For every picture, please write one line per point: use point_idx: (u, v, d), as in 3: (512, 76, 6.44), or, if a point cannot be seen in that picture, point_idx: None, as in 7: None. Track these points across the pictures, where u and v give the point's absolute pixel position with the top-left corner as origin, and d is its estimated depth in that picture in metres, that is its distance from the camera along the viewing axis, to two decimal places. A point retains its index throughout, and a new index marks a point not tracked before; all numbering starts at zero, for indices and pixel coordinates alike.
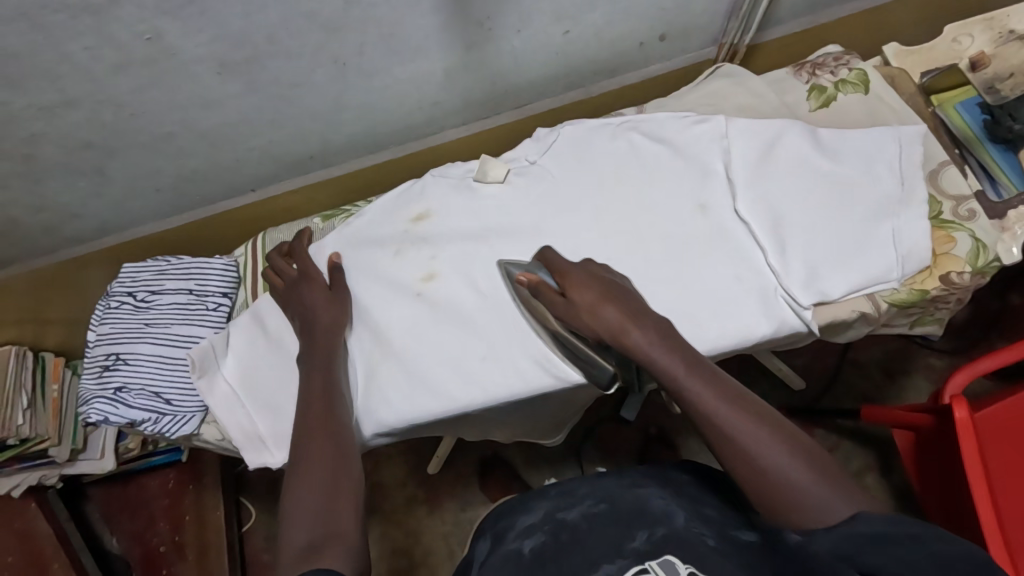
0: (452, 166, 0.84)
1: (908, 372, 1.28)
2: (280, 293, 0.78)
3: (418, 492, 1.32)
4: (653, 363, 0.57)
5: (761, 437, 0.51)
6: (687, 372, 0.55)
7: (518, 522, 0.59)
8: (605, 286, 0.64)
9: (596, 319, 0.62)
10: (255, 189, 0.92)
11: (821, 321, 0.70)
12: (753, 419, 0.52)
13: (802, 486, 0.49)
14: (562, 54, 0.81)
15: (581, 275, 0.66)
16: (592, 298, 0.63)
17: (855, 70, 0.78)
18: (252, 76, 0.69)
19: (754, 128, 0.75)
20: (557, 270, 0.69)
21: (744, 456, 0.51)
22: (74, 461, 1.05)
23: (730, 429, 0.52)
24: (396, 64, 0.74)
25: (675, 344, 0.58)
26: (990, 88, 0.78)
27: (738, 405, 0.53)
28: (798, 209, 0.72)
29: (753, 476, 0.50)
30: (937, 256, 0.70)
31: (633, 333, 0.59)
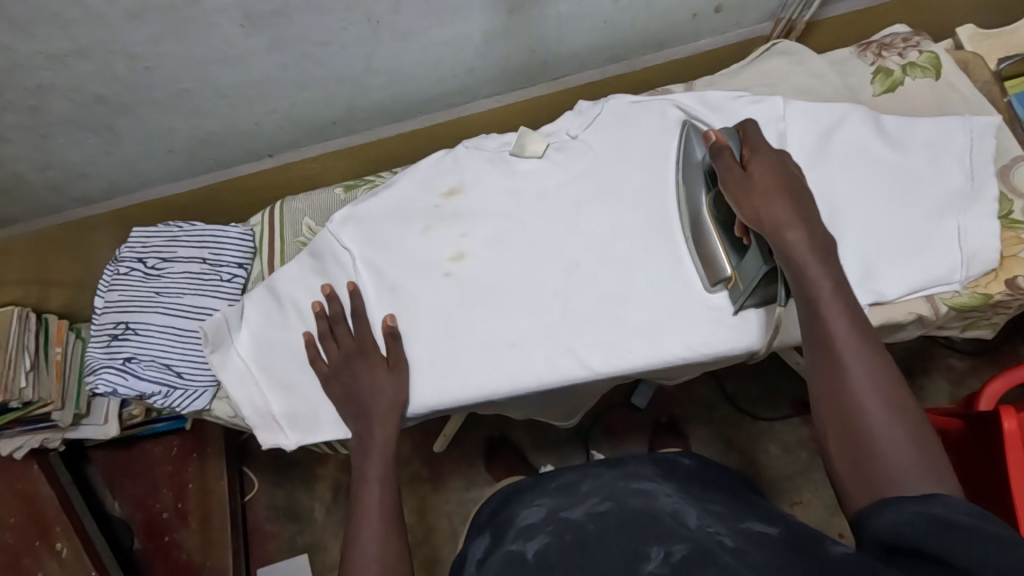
0: (486, 137, 0.79)
1: (930, 373, 1.24)
2: (333, 362, 0.71)
3: (422, 470, 1.29)
4: (801, 266, 0.54)
5: (875, 390, 0.49)
6: (834, 291, 0.53)
7: (519, 518, 0.56)
8: (790, 178, 0.59)
9: (761, 202, 0.58)
10: (272, 154, 0.87)
11: (875, 322, 0.66)
12: (881, 373, 0.50)
13: (900, 456, 0.46)
14: (610, 22, 0.75)
15: (771, 158, 0.60)
16: (772, 185, 0.58)
17: (926, 53, 0.72)
18: (279, 32, 0.64)
19: (813, 111, 0.70)
20: (749, 141, 0.62)
21: (848, 400, 0.50)
22: (76, 427, 1.01)
23: (850, 371, 0.50)
24: (432, 25, 0.68)
25: (835, 266, 0.55)
26: None
27: (870, 349, 0.51)
28: (853, 201, 0.67)
29: (848, 412, 0.49)
30: (1004, 259, 0.65)
31: (795, 235, 0.55)
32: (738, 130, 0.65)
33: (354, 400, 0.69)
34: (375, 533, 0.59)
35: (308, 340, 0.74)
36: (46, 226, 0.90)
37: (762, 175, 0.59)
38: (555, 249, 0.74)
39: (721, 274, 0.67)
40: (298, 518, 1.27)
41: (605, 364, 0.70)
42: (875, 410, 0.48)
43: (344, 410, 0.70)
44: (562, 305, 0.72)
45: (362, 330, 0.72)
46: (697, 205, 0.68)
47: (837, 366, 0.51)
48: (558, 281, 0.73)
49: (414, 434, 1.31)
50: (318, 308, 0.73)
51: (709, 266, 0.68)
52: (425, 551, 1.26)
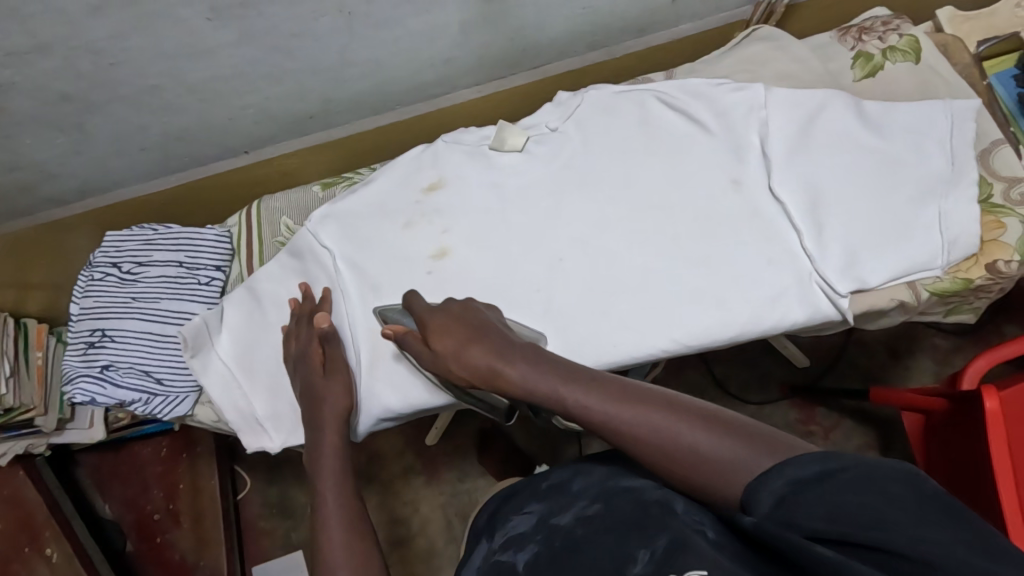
0: (465, 131, 0.78)
1: (915, 353, 1.25)
2: (290, 361, 0.71)
3: (414, 464, 1.29)
4: (541, 395, 0.54)
5: (673, 424, 0.47)
6: (566, 386, 0.53)
7: (510, 524, 0.58)
8: (468, 326, 0.61)
9: (466, 363, 0.58)
10: (249, 150, 0.85)
11: (858, 310, 0.66)
12: (657, 411, 0.48)
13: (726, 457, 0.44)
14: (589, 8, 0.74)
15: (438, 317, 0.63)
16: (455, 342, 0.60)
17: (906, 37, 0.71)
18: (248, 23, 0.62)
19: (794, 99, 0.70)
20: (419, 314, 0.65)
21: (666, 451, 0.46)
22: (62, 431, 0.99)
23: (639, 435, 0.48)
24: (407, 14, 0.66)
25: (559, 366, 0.55)
26: None
27: (629, 405, 0.49)
28: (837, 189, 0.68)
29: (678, 468, 0.46)
30: (985, 243, 0.65)
31: (512, 368, 0.56)
32: (408, 305, 0.69)
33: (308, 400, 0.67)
34: (338, 539, 0.56)
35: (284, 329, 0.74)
36: (21, 228, 0.88)
37: (446, 341, 0.61)
38: (535, 241, 0.73)
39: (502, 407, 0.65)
40: (292, 515, 1.27)
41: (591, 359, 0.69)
42: (686, 437, 0.46)
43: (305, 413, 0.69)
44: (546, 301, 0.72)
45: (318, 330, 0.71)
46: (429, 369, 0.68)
47: (636, 442, 0.48)
48: (541, 277, 0.72)
49: (406, 428, 1.31)
50: (292, 305, 0.73)
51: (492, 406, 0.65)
52: (420, 543, 1.26)
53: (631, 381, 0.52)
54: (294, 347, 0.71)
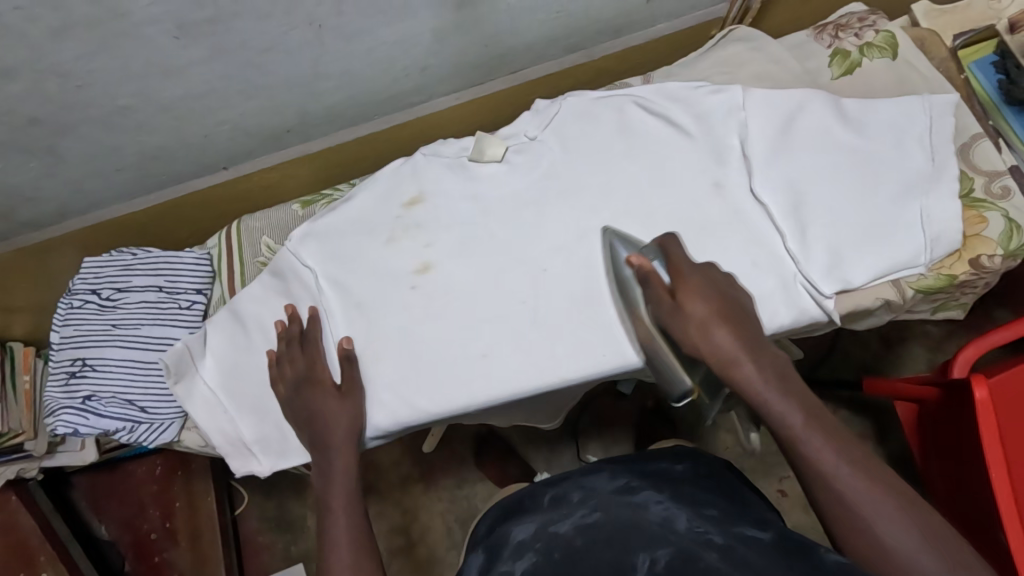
0: (444, 143, 0.77)
1: (908, 341, 1.26)
2: (286, 384, 0.70)
3: (413, 472, 1.29)
4: (767, 407, 0.54)
5: (883, 512, 0.50)
6: (812, 425, 0.53)
7: (511, 539, 0.56)
8: (724, 302, 0.57)
9: (705, 341, 0.55)
10: (228, 166, 0.83)
11: (843, 309, 0.66)
12: (892, 499, 0.51)
13: (916, 561, 0.49)
14: (564, 12, 0.73)
15: (696, 277, 0.58)
16: (706, 313, 0.56)
17: (882, 33, 0.71)
18: (216, 40, 0.61)
19: (773, 99, 0.69)
20: (674, 261, 0.60)
21: (864, 529, 0.50)
22: (53, 454, 0.97)
23: (860, 508, 0.50)
24: (379, 25, 0.65)
25: (794, 389, 0.55)
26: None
27: (869, 477, 0.51)
28: (819, 190, 0.67)
29: (869, 548, 0.50)
30: (968, 239, 0.65)
31: (748, 370, 0.54)
32: (658, 244, 0.62)
33: (311, 423, 0.68)
34: (346, 564, 0.59)
35: (270, 360, 0.72)
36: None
37: (695, 304, 0.56)
38: (518, 252, 0.72)
39: (681, 386, 0.60)
40: (292, 529, 1.26)
41: (578, 368, 0.69)
42: (891, 534, 0.49)
43: (304, 434, 0.69)
44: (532, 311, 0.71)
45: (314, 351, 0.71)
46: (637, 310, 0.63)
47: (847, 507, 0.51)
48: (525, 288, 0.72)
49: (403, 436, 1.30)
50: (278, 328, 0.72)
51: (669, 377, 0.61)
52: (422, 550, 1.26)
53: (864, 447, 0.53)
54: (300, 366, 0.70)
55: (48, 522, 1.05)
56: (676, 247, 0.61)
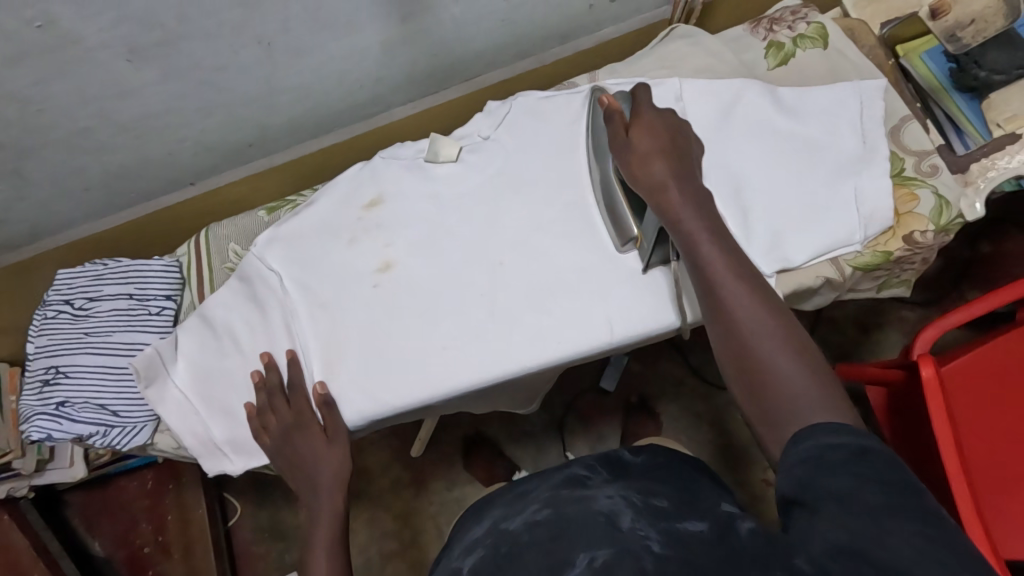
0: (400, 146, 0.80)
1: (884, 327, 1.29)
2: (272, 435, 0.72)
3: (403, 476, 1.30)
4: (681, 224, 0.58)
5: (767, 334, 0.52)
6: (715, 245, 0.57)
7: (467, 537, 0.60)
8: (667, 141, 0.62)
9: (640, 167, 0.61)
10: (195, 182, 0.86)
11: (785, 289, 0.68)
12: (771, 317, 0.53)
13: (785, 380, 0.50)
14: (508, 21, 0.76)
15: (654, 118, 0.62)
16: (650, 147, 0.61)
17: (813, 24, 0.74)
18: (168, 62, 0.63)
19: (711, 91, 0.72)
20: (636, 101, 0.64)
21: (746, 343, 0.53)
22: (43, 471, 0.99)
23: (742, 320, 0.53)
24: (327, 40, 0.68)
25: (713, 219, 0.59)
26: (951, 36, 0.74)
27: (757, 295, 0.54)
28: (760, 174, 0.70)
29: (741, 352, 0.53)
30: (900, 216, 0.67)
31: (675, 196, 0.59)
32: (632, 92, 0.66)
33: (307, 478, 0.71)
34: None
35: (249, 411, 0.73)
36: None
37: (643, 140, 0.61)
38: (470, 236, 0.75)
39: (628, 233, 0.70)
40: (283, 537, 1.27)
41: (535, 357, 0.71)
42: (761, 341, 0.52)
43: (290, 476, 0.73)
44: (488, 304, 0.73)
45: (300, 403, 0.72)
46: (606, 169, 0.70)
47: (727, 312, 0.54)
48: (481, 282, 0.74)
49: (392, 441, 1.32)
50: (256, 378, 0.73)
51: (618, 224, 0.70)
52: (414, 553, 1.27)
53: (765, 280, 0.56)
54: (283, 419, 0.72)
55: (41, 540, 1.06)
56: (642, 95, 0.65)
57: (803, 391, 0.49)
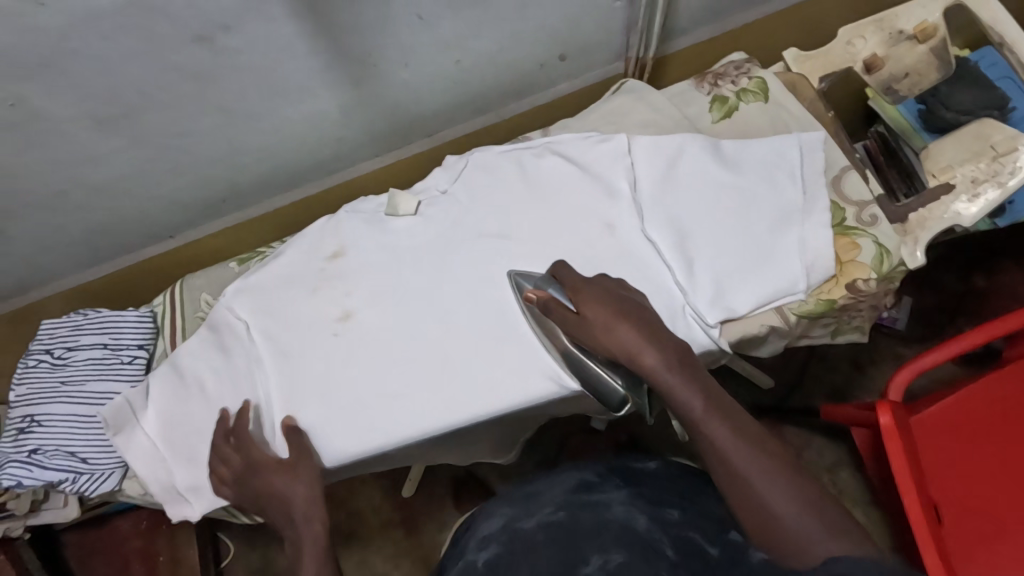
0: (364, 200, 0.84)
1: (880, 364, 1.26)
2: (229, 483, 0.72)
3: (395, 515, 1.29)
4: (670, 391, 0.54)
5: (779, 488, 0.50)
6: (708, 408, 0.53)
7: (479, 529, 0.61)
8: (621, 304, 0.60)
9: (608, 338, 0.58)
10: (173, 235, 0.90)
11: (729, 338, 0.69)
12: (779, 470, 0.50)
13: (806, 535, 0.48)
14: (461, 83, 0.78)
15: (593, 292, 0.62)
16: (606, 316, 0.59)
17: (755, 79, 0.76)
18: (134, 130, 0.68)
19: (654, 145, 0.74)
20: (571, 287, 0.64)
21: (756, 501, 0.50)
22: (38, 512, 1.01)
23: (747, 475, 0.50)
24: (285, 105, 0.71)
25: (696, 373, 0.55)
26: (887, 89, 0.81)
27: (757, 449, 0.51)
28: (704, 224, 0.71)
29: (764, 523, 0.49)
30: (843, 264, 0.68)
31: (647, 354, 0.56)
32: (553, 274, 0.69)
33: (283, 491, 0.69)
34: None
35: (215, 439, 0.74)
36: None
37: (595, 312, 0.60)
38: (429, 308, 0.77)
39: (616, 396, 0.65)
40: None
41: (487, 407, 0.72)
42: (779, 504, 0.49)
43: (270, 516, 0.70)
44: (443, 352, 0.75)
45: (246, 442, 0.73)
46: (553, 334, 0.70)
47: (743, 483, 0.50)
48: (435, 332, 0.76)
49: (382, 480, 1.31)
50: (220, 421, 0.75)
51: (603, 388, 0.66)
52: None
53: (760, 427, 0.53)
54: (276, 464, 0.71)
55: None
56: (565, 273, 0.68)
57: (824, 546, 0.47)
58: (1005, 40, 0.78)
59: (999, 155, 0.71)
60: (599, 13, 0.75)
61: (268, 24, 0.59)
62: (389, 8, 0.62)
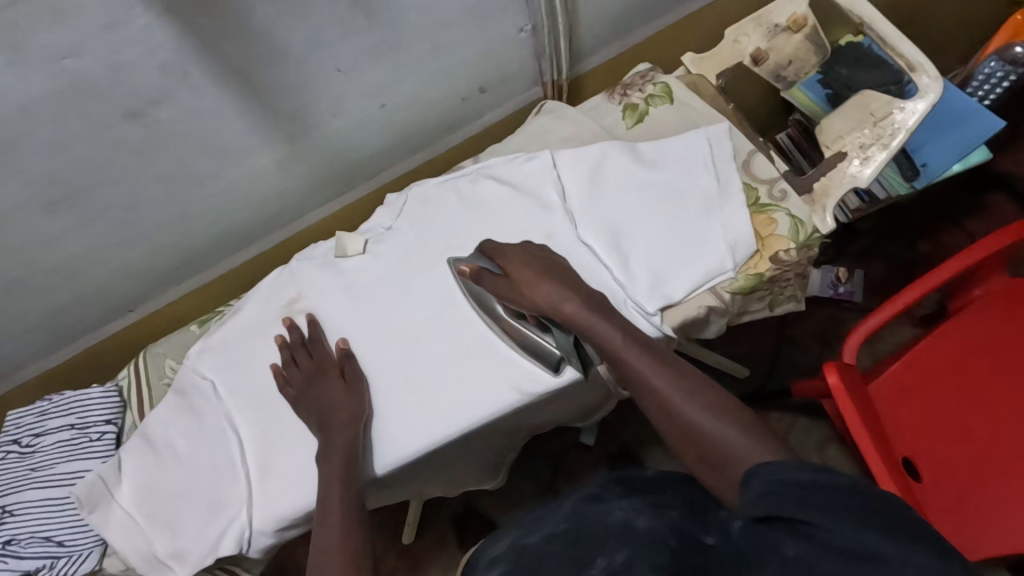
0: (314, 247, 0.87)
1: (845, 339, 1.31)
2: (297, 383, 0.77)
3: (399, 565, 1.27)
4: (595, 333, 0.65)
5: (692, 400, 0.58)
6: (625, 344, 0.63)
7: (491, 552, 0.58)
8: (543, 263, 0.73)
9: (537, 293, 0.70)
10: (133, 309, 0.91)
11: (672, 323, 0.73)
12: (691, 387, 0.59)
13: (721, 436, 0.55)
14: (392, 125, 0.83)
15: (522, 254, 0.74)
16: (530, 275, 0.71)
17: (658, 84, 0.83)
18: (81, 210, 0.70)
19: (578, 155, 0.79)
20: (495, 253, 0.76)
21: (675, 414, 0.58)
22: None
23: (669, 396, 0.59)
24: (224, 168, 0.75)
25: (614, 317, 0.66)
26: (777, 76, 0.87)
27: (671, 370, 0.60)
28: (634, 221, 0.76)
29: (689, 433, 0.57)
30: (764, 240, 0.74)
31: (568, 306, 0.68)
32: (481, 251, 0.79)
33: (353, 404, 0.74)
34: (337, 532, 0.65)
35: (275, 372, 0.79)
36: None
37: (522, 272, 0.72)
38: (392, 336, 0.79)
39: (551, 357, 0.73)
40: None
41: (456, 424, 0.74)
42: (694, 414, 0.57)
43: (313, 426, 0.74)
44: (408, 377, 0.77)
45: (320, 352, 0.79)
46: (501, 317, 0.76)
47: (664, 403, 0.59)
48: (398, 360, 0.78)
49: (381, 532, 1.29)
50: (279, 338, 0.80)
51: (539, 354, 0.74)
52: None
53: (671, 354, 0.63)
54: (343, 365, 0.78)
55: None
56: (494, 246, 0.78)
57: (734, 439, 0.54)
58: (862, 19, 0.79)
59: (878, 121, 0.77)
60: (508, 46, 0.81)
61: (196, 94, 0.63)
62: (309, 66, 0.67)
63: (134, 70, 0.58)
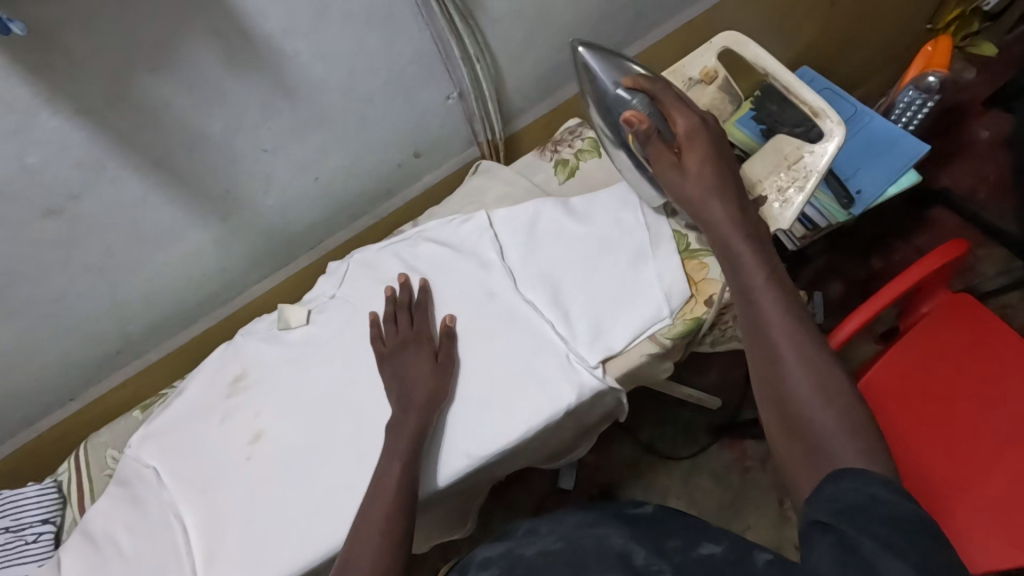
0: (258, 321, 0.87)
1: None
2: (388, 349, 0.74)
3: None
4: (737, 260, 0.60)
5: (807, 370, 0.53)
6: (765, 286, 0.58)
7: (480, 556, 0.58)
8: (714, 160, 0.65)
9: (680, 182, 0.65)
10: (74, 398, 0.88)
11: (615, 373, 0.73)
12: (815, 363, 0.53)
13: (822, 419, 0.51)
14: (328, 195, 0.84)
15: (702, 142, 0.66)
16: (695, 167, 0.65)
17: (587, 140, 0.87)
18: (4, 307, 0.69)
19: (510, 216, 0.81)
20: (669, 113, 0.68)
21: (779, 371, 0.54)
22: None
23: (783, 352, 0.54)
24: (156, 251, 0.74)
25: (771, 262, 0.60)
26: None
27: (804, 335, 0.54)
28: (571, 275, 0.77)
29: (785, 390, 0.53)
30: (697, 284, 0.75)
31: (718, 211, 0.63)
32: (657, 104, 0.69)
33: (430, 388, 0.71)
34: (379, 519, 0.61)
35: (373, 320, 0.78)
36: None
37: (692, 161, 0.65)
38: (473, 310, 0.77)
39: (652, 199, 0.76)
40: None
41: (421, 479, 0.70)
42: (798, 382, 0.52)
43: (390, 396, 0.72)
44: (355, 448, 0.75)
45: (421, 323, 0.76)
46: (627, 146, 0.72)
47: (771, 351, 0.55)
48: (344, 433, 0.76)
49: None
50: (389, 292, 0.78)
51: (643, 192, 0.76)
52: None
53: (814, 322, 0.56)
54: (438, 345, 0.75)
55: None
56: (671, 108, 0.68)
57: (833, 433, 0.50)
58: (768, 70, 0.83)
59: (792, 164, 0.80)
60: (437, 112, 0.83)
61: (117, 186, 0.64)
62: (232, 149, 0.68)
63: (47, 170, 0.58)
